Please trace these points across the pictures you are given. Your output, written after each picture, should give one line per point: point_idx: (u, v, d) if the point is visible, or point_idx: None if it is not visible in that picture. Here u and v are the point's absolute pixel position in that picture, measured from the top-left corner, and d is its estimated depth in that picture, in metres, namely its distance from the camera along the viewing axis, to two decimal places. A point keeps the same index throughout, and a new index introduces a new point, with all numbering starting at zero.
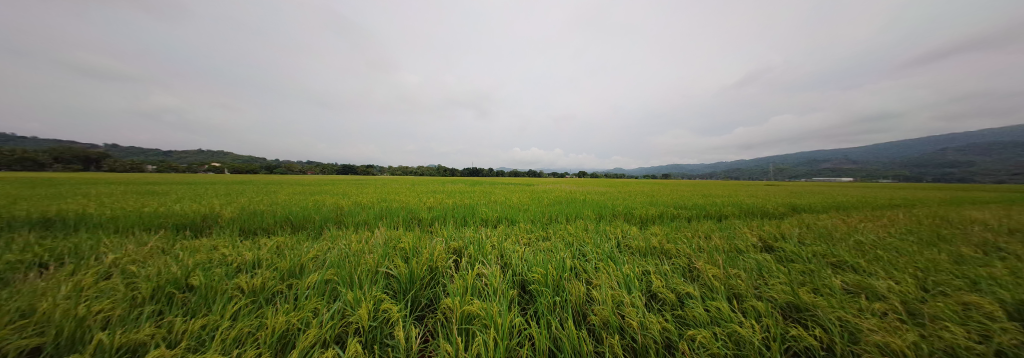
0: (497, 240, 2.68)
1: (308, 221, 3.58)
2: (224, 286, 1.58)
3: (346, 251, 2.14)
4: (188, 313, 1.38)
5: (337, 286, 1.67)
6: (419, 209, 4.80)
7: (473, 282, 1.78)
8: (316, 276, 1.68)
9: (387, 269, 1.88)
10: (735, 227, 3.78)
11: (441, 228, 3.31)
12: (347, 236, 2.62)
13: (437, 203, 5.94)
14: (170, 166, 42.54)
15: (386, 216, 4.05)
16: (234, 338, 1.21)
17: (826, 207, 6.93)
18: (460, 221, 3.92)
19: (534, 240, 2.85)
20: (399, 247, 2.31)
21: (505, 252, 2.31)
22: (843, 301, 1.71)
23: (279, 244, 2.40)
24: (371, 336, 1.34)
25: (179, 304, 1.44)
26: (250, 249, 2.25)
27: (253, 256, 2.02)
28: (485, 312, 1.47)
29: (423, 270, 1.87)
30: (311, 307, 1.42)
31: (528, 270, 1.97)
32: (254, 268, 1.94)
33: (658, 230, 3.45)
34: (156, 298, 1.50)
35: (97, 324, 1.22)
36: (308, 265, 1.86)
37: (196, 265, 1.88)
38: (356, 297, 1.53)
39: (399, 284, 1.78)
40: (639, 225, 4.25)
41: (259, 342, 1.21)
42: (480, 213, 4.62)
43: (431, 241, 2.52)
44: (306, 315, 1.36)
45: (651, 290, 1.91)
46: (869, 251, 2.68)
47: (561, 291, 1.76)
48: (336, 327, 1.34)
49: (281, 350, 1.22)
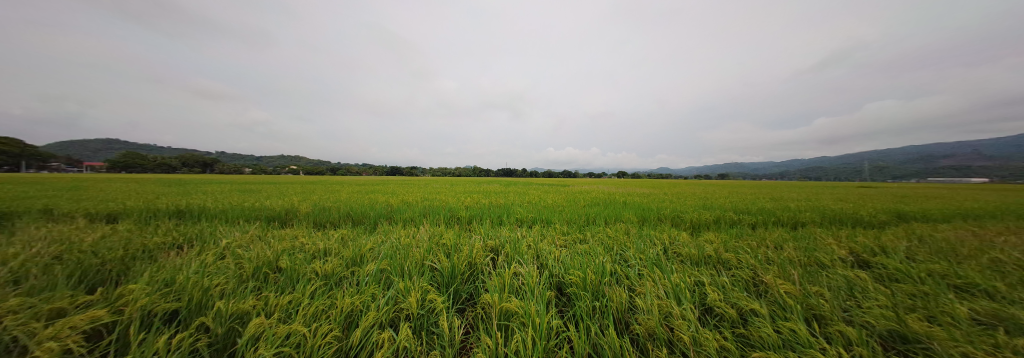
0: (533, 241, 2.69)
1: (364, 216, 4.06)
2: (304, 269, 1.88)
3: (397, 244, 2.38)
4: (279, 290, 1.68)
5: (390, 276, 1.85)
6: (457, 207, 5.08)
7: (510, 281, 1.82)
8: (373, 265, 1.90)
9: (432, 262, 2.03)
10: (814, 237, 3.19)
11: (477, 227, 3.45)
12: (397, 231, 2.89)
13: (474, 203, 6.19)
14: (261, 169, 51.79)
15: (428, 213, 4.36)
16: (312, 314, 1.42)
17: (949, 215, 5.42)
18: (495, 220, 4.04)
19: (570, 241, 2.79)
20: (441, 242, 2.48)
21: (541, 252, 2.31)
22: (978, 336, 1.32)
23: (343, 236, 2.77)
24: (419, 323, 1.46)
25: (273, 282, 1.76)
26: (321, 239, 2.64)
27: (324, 245, 2.37)
28: (522, 310, 1.49)
29: (463, 266, 1.97)
30: (370, 292, 1.61)
31: (565, 272, 1.93)
32: (324, 255, 2.27)
33: (711, 237, 3.09)
34: (256, 276, 1.86)
35: (218, 294, 1.56)
36: (366, 256, 2.11)
37: (282, 250, 2.27)
38: (405, 286, 1.68)
39: (442, 277, 1.91)
40: (688, 230, 3.86)
41: (331, 318, 1.41)
42: (515, 213, 4.69)
43: (470, 239, 2.65)
44: (365, 299, 1.55)
45: (705, 303, 1.72)
46: (1021, 273, 2.02)
47: (600, 295, 1.69)
48: (390, 312, 1.49)
49: (347, 327, 1.40)
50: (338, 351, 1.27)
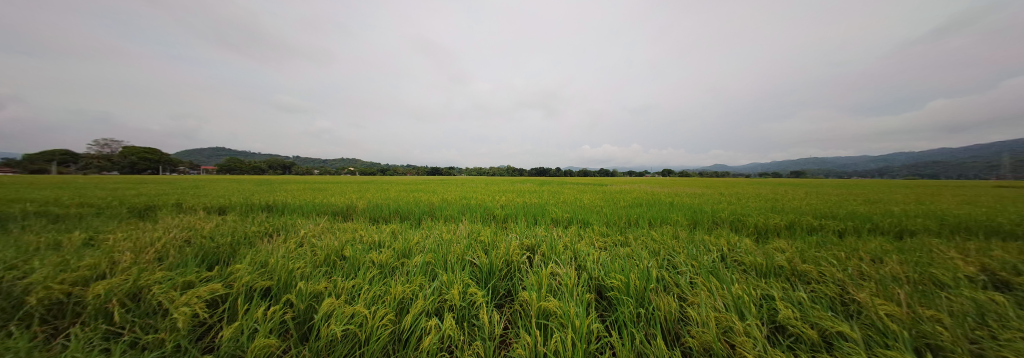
0: (571, 241, 2.64)
1: (410, 213, 4.42)
2: (363, 258, 2.13)
3: (439, 240, 2.54)
4: (344, 275, 1.93)
5: (434, 268, 1.99)
6: (493, 206, 5.21)
7: (547, 280, 1.81)
8: (419, 258, 2.06)
9: (471, 258, 2.12)
10: (928, 249, 2.55)
11: (513, 225, 3.51)
12: (439, 227, 3.10)
13: (509, 202, 6.29)
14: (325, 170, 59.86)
15: (467, 211, 4.57)
16: (370, 298, 1.61)
17: None
18: (531, 220, 4.05)
19: (610, 243, 2.67)
20: (480, 239, 2.58)
21: (579, 253, 2.26)
22: None
23: (393, 230, 3.06)
24: (461, 314, 1.54)
25: (339, 268, 2.03)
26: (375, 232, 2.96)
27: (378, 238, 2.65)
28: (561, 311, 1.47)
29: (500, 263, 2.02)
30: (417, 283, 1.75)
31: (605, 275, 1.85)
32: (379, 246, 2.54)
33: (782, 244, 2.66)
34: (326, 262, 2.16)
35: (298, 276, 1.85)
36: (414, 249, 2.30)
37: (345, 241, 2.60)
38: (448, 279, 1.79)
39: (481, 272, 1.98)
40: (751, 236, 3.38)
41: (386, 302, 1.57)
42: (550, 213, 4.64)
43: (507, 237, 2.70)
44: (414, 289, 1.69)
45: (775, 321, 1.49)
46: None
47: (645, 302, 1.58)
48: (435, 302, 1.61)
49: (399, 313, 1.55)
50: (392, 333, 1.42)
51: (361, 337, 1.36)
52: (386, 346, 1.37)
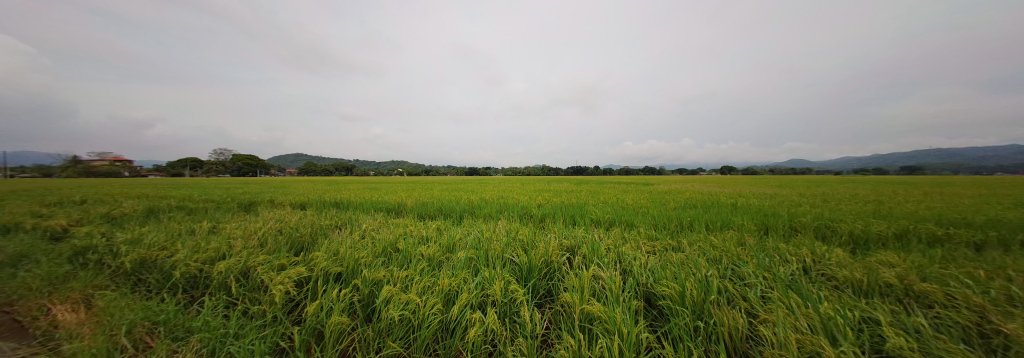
0: (614, 244, 2.50)
1: (451, 211, 4.69)
2: (414, 251, 2.33)
3: (480, 237, 2.65)
4: (398, 265, 2.13)
5: (476, 264, 2.08)
6: (530, 205, 5.22)
7: (590, 284, 1.75)
8: (462, 253, 2.18)
9: (511, 256, 2.16)
10: None
11: (551, 225, 3.47)
12: (479, 225, 3.23)
13: (546, 201, 6.23)
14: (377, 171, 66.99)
15: (505, 210, 4.67)
16: (421, 287, 1.75)
17: None
18: (568, 220, 3.95)
19: (659, 248, 2.46)
20: (519, 238, 2.61)
21: (624, 257, 2.14)
22: None
23: (438, 226, 3.29)
24: (503, 310, 1.59)
25: (395, 259, 2.26)
26: (423, 228, 3.22)
27: (426, 234, 2.88)
28: (606, 316, 1.41)
29: (540, 262, 2.02)
30: (462, 277, 1.85)
31: (655, 282, 1.72)
32: (426, 240, 2.75)
33: (891, 257, 2.13)
34: (383, 252, 2.43)
35: (362, 264, 2.11)
36: (457, 245, 2.44)
37: (399, 234, 2.88)
38: (490, 275, 1.86)
39: (521, 270, 2.00)
40: (843, 246, 2.79)
41: (435, 292, 1.70)
42: (589, 214, 4.46)
43: (545, 237, 2.69)
44: (459, 282, 1.79)
45: (884, 352, 1.20)
46: None
47: (703, 315, 1.42)
48: (478, 296, 1.68)
49: (446, 303, 1.66)
50: (441, 322, 1.53)
51: (414, 323, 1.50)
52: (436, 333, 1.48)
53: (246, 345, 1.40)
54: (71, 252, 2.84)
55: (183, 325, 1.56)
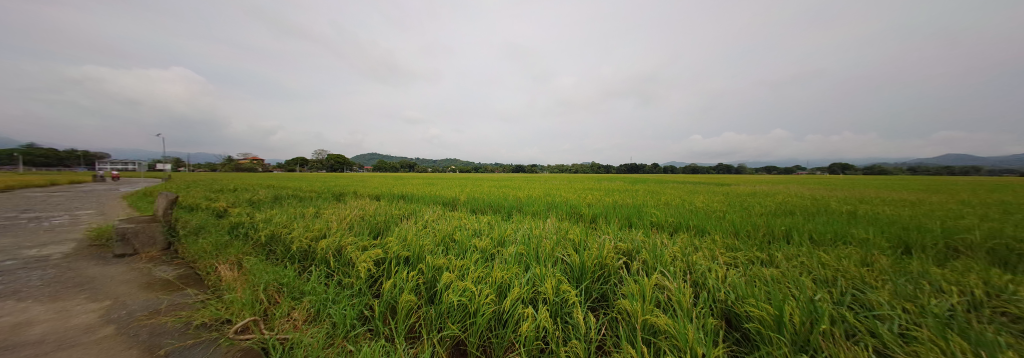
0: (681, 253, 2.22)
1: (500, 207, 4.84)
2: (469, 244, 2.48)
3: (530, 234, 2.67)
4: (455, 255, 2.30)
5: (527, 260, 2.10)
6: (579, 204, 5.02)
7: (652, 293, 1.59)
8: (513, 248, 2.22)
9: (562, 255, 2.11)
10: None
11: (604, 226, 3.27)
12: (529, 221, 3.25)
13: (596, 201, 5.90)
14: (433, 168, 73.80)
15: (553, 208, 4.60)
16: (475, 278, 1.85)
17: None
18: (623, 222, 3.66)
19: (741, 261, 2.08)
20: (569, 237, 2.54)
21: (693, 268, 1.89)
22: None
23: (489, 220, 3.44)
24: (555, 309, 1.56)
25: (452, 248, 2.45)
26: (475, 221, 3.41)
27: (478, 227, 3.04)
28: (674, 331, 1.25)
29: (594, 264, 1.92)
30: (513, 271, 1.89)
31: (738, 300, 1.46)
32: (479, 233, 2.91)
33: None
34: (442, 241, 2.65)
35: (425, 250, 2.35)
36: (508, 240, 2.51)
37: (455, 227, 3.11)
38: (541, 273, 1.85)
39: (573, 270, 1.93)
40: None
41: (489, 283, 1.78)
42: (648, 216, 4.05)
43: (598, 238, 2.55)
44: (511, 276, 1.84)
45: None
46: None
47: (809, 348, 1.15)
48: (530, 292, 1.69)
49: (499, 296, 1.71)
50: (495, 312, 1.59)
51: (471, 309, 1.60)
52: (490, 322, 1.55)
53: (340, 309, 1.70)
54: (232, 226, 3.90)
55: (299, 288, 1.98)
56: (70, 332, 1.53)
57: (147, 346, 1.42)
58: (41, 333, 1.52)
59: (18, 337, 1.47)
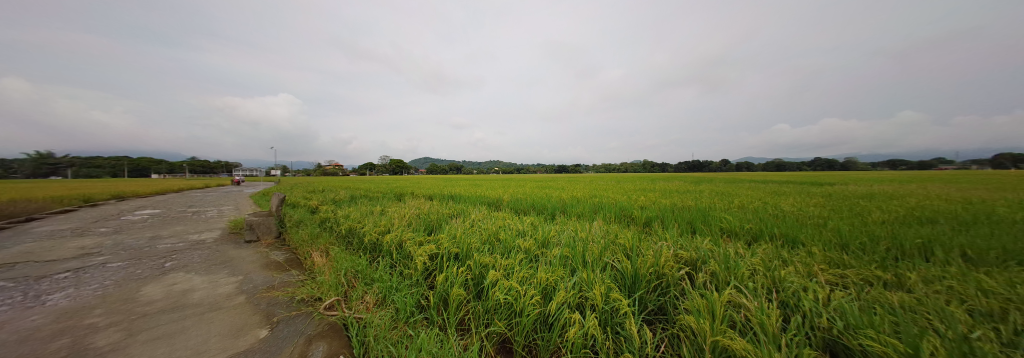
0: (763, 267, 1.86)
1: (543, 208, 4.79)
2: (513, 244, 2.52)
3: (575, 236, 2.58)
4: (500, 253, 2.36)
5: (573, 264, 2.03)
6: (630, 206, 4.64)
7: (724, 311, 1.37)
8: (558, 250, 2.18)
9: (611, 260, 1.98)
10: None
11: (659, 231, 2.95)
12: (573, 223, 3.15)
13: (650, 203, 5.36)
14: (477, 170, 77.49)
15: (600, 210, 4.36)
16: (520, 278, 1.87)
17: None
18: (683, 227, 3.25)
19: (854, 281, 1.64)
20: (619, 241, 2.37)
21: (780, 286, 1.56)
22: None
23: (533, 221, 3.45)
24: (604, 317, 1.46)
25: (497, 247, 2.52)
26: (519, 222, 3.46)
27: (522, 228, 3.07)
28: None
29: (649, 273, 1.74)
30: (559, 274, 1.85)
31: (849, 330, 1.16)
32: (523, 234, 2.93)
33: None
34: (487, 240, 2.75)
35: (472, 249, 2.47)
36: (552, 242, 2.47)
37: (500, 226, 3.21)
38: (589, 277, 1.76)
39: (624, 278, 1.79)
40: None
41: (534, 284, 1.78)
42: (715, 221, 3.51)
43: (654, 244, 2.32)
44: (557, 278, 1.80)
45: None
46: None
47: None
48: (577, 297, 1.62)
49: (544, 298, 1.70)
50: (540, 314, 1.58)
51: (516, 308, 1.62)
52: (535, 324, 1.55)
53: (401, 297, 1.91)
54: (321, 220, 4.75)
55: (370, 276, 2.30)
56: (218, 298, 2.08)
57: (266, 313, 1.84)
58: (204, 297, 2.11)
59: (189, 300, 2.07)
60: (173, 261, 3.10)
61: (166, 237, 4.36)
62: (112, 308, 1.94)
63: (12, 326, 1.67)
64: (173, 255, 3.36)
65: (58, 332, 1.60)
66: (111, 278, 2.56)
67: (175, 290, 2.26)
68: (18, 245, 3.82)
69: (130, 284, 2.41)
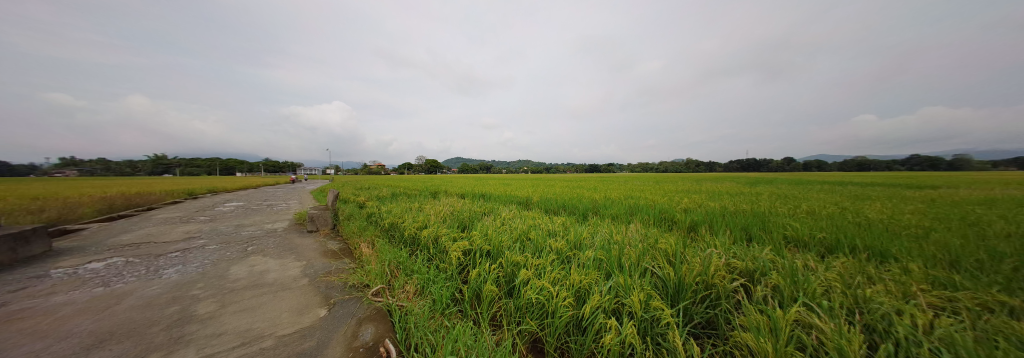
0: (841, 284, 1.58)
1: (575, 208, 4.67)
2: (544, 244, 2.50)
3: (609, 239, 2.47)
4: (531, 253, 2.36)
5: (608, 268, 1.94)
6: (671, 209, 4.28)
7: (791, 332, 1.19)
8: (591, 253, 2.10)
9: (651, 266, 1.85)
10: None
11: (706, 237, 2.68)
12: (607, 225, 3.02)
13: (695, 205, 4.89)
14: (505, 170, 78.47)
15: (636, 212, 4.11)
16: (552, 278, 1.85)
17: None
18: (735, 233, 2.91)
19: (977, 308, 1.30)
20: (659, 246, 2.21)
21: (867, 307, 1.31)
22: None
23: (564, 221, 3.38)
24: (643, 326, 1.37)
25: (527, 247, 2.52)
26: (550, 222, 3.41)
27: (552, 228, 3.03)
28: None
29: (696, 282, 1.59)
30: (593, 277, 1.78)
31: None
32: (553, 234, 2.89)
33: None
34: (517, 240, 2.76)
35: (503, 247, 2.50)
36: (585, 244, 2.40)
37: (530, 226, 3.20)
38: (626, 282, 1.66)
39: (665, 285, 1.67)
40: None
41: (567, 285, 1.74)
42: (776, 227, 3.07)
43: (700, 251, 2.11)
44: (591, 281, 1.74)
45: None
46: None
47: None
48: (613, 303, 1.55)
49: (577, 300, 1.66)
50: (573, 317, 1.55)
51: (548, 309, 1.61)
52: (567, 326, 1.51)
53: (438, 289, 2.02)
54: (367, 215, 5.25)
55: (410, 267, 2.47)
56: (287, 280, 2.42)
57: (324, 295, 2.09)
58: (276, 278, 2.47)
59: (266, 279, 2.45)
60: (254, 246, 3.69)
61: (248, 226, 5.19)
62: (211, 283, 2.37)
63: (144, 294, 2.14)
64: (254, 241, 3.99)
65: (176, 300, 2.00)
66: (209, 259, 3.12)
67: (256, 271, 2.68)
68: (148, 229, 4.85)
69: (223, 264, 2.92)
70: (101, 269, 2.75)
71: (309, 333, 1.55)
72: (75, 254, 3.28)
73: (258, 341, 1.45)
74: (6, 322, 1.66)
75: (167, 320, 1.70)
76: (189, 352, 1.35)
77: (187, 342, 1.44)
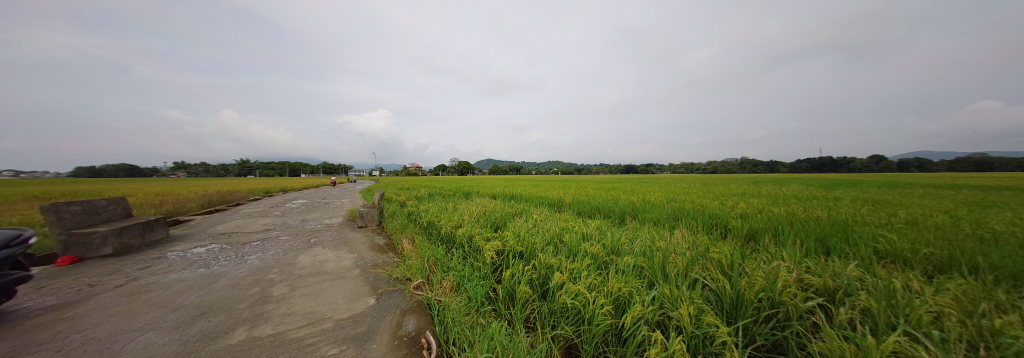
0: (961, 311, 1.26)
1: (610, 211, 4.45)
2: (579, 248, 2.41)
3: (650, 245, 2.31)
4: (565, 256, 2.31)
5: (650, 276, 1.81)
6: (723, 214, 3.83)
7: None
8: (630, 259, 1.98)
9: (701, 278, 1.67)
10: None
11: (769, 248, 2.35)
12: (647, 230, 2.83)
13: (753, 211, 4.30)
14: None
15: (681, 217, 3.77)
16: (588, 284, 1.78)
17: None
18: (807, 244, 2.50)
19: None
20: (710, 255, 1.99)
21: (997, 341, 1.03)
22: None
23: (599, 225, 3.25)
24: (692, 343, 1.24)
25: (561, 250, 2.47)
26: (584, 224, 3.30)
27: (587, 231, 2.93)
28: None
29: (758, 298, 1.39)
30: (633, 285, 1.68)
31: None
32: (588, 238, 2.78)
33: None
34: (550, 242, 2.72)
35: (536, 250, 2.48)
36: (623, 249, 2.27)
37: (563, 228, 3.13)
38: (672, 294, 1.53)
39: (720, 300, 1.49)
40: None
41: (604, 292, 1.66)
42: (864, 239, 2.56)
43: (763, 263, 1.85)
44: (631, 290, 1.64)
45: None
46: None
47: None
48: (657, 315, 1.44)
49: (616, 308, 1.57)
50: (611, 326, 1.47)
51: (583, 315, 1.55)
52: (604, 336, 1.45)
53: (473, 287, 2.08)
54: (407, 213, 5.65)
55: (446, 264, 2.58)
56: (342, 270, 2.71)
57: (373, 285, 2.29)
58: (333, 268, 2.78)
59: (326, 268, 2.78)
60: (315, 239, 4.21)
61: (310, 220, 5.95)
62: (284, 269, 2.77)
63: (234, 276, 2.57)
64: (315, 234, 4.57)
65: (256, 283, 2.37)
66: (282, 248, 3.65)
67: (317, 261, 3.05)
68: (236, 222, 5.85)
69: (292, 253, 3.39)
70: (203, 254, 3.38)
71: (361, 319, 1.71)
72: (186, 241, 4.08)
73: (320, 323, 1.65)
74: (141, 293, 2.13)
75: (252, 299, 2.02)
76: (267, 328, 1.58)
77: (265, 319, 1.70)
